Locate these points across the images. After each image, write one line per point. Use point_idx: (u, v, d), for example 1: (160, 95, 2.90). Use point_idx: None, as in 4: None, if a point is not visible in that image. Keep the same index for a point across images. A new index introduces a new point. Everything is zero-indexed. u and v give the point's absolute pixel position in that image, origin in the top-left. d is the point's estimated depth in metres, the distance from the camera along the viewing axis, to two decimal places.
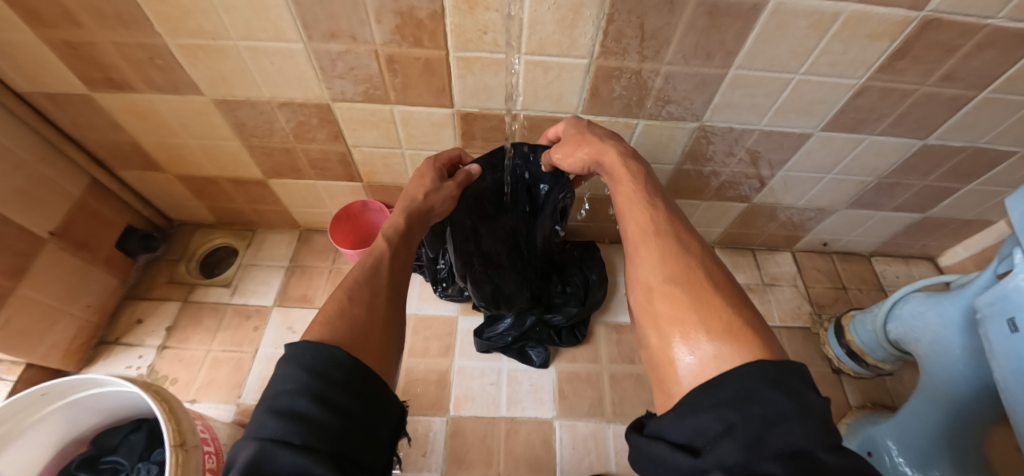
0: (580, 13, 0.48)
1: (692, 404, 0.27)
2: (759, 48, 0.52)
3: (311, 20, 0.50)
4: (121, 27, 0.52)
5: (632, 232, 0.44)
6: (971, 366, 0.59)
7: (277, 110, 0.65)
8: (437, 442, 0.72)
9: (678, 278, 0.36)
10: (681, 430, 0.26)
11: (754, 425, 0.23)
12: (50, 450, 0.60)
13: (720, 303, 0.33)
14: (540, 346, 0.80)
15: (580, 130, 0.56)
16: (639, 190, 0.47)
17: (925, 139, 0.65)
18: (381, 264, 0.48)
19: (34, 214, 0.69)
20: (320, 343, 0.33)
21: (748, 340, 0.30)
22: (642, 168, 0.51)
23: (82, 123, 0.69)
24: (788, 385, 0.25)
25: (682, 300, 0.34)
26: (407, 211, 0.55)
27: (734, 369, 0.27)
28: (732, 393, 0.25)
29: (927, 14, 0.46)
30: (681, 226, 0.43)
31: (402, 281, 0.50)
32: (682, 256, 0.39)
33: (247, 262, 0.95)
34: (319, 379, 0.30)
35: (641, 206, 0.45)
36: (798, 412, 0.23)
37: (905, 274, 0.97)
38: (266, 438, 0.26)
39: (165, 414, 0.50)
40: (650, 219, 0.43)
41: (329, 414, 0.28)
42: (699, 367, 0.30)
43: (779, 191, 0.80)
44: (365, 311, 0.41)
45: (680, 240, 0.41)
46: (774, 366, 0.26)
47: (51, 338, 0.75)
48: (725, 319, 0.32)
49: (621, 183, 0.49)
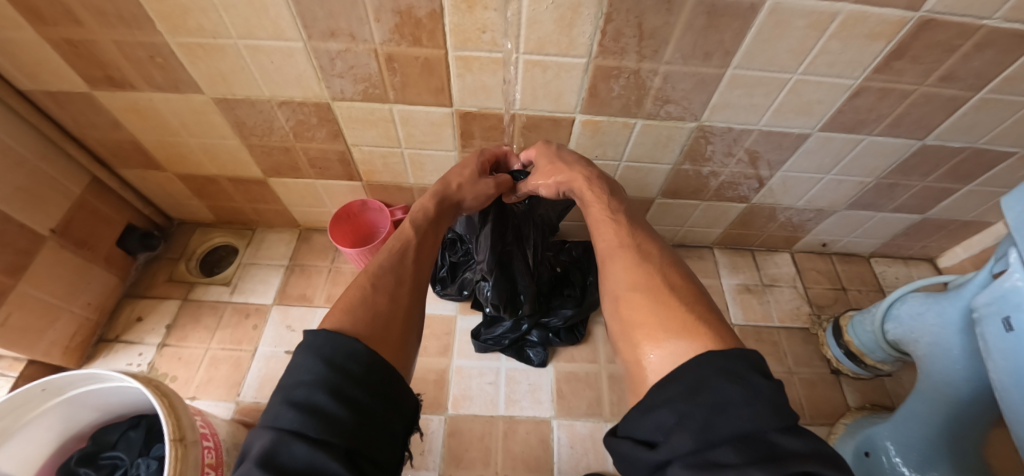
0: (578, 13, 0.48)
1: (650, 400, 0.28)
2: (757, 48, 0.52)
3: (310, 19, 0.50)
4: (122, 26, 0.52)
5: (602, 247, 0.46)
6: (970, 367, 0.59)
7: (277, 109, 0.65)
8: (435, 440, 0.72)
9: (639, 283, 0.38)
10: (643, 427, 0.27)
11: (704, 413, 0.24)
12: (51, 445, 0.60)
13: (678, 303, 0.35)
14: (539, 346, 0.80)
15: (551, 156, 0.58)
16: (605, 208, 0.50)
17: (924, 139, 0.65)
18: (407, 251, 0.49)
19: (35, 212, 0.70)
20: (341, 333, 0.33)
21: (702, 334, 0.31)
22: (609, 186, 0.54)
23: (83, 121, 0.69)
24: (737, 371, 0.26)
25: (644, 303, 0.36)
26: (438, 195, 0.57)
27: (689, 361, 0.28)
28: (685, 385, 0.26)
29: (924, 15, 0.46)
30: (645, 238, 0.45)
31: (426, 269, 0.50)
32: (644, 263, 0.40)
33: (247, 261, 0.95)
34: (337, 373, 0.30)
35: (607, 224, 0.47)
36: (746, 397, 0.24)
37: (905, 275, 0.97)
38: (282, 429, 0.27)
39: (166, 409, 0.50)
40: (616, 232, 0.45)
41: (344, 410, 0.28)
42: (660, 364, 0.31)
43: (778, 192, 0.80)
44: (387, 301, 0.41)
45: (642, 250, 0.42)
46: (725, 354, 0.27)
47: (51, 335, 0.75)
48: (681, 317, 0.33)
49: (590, 205, 0.52)
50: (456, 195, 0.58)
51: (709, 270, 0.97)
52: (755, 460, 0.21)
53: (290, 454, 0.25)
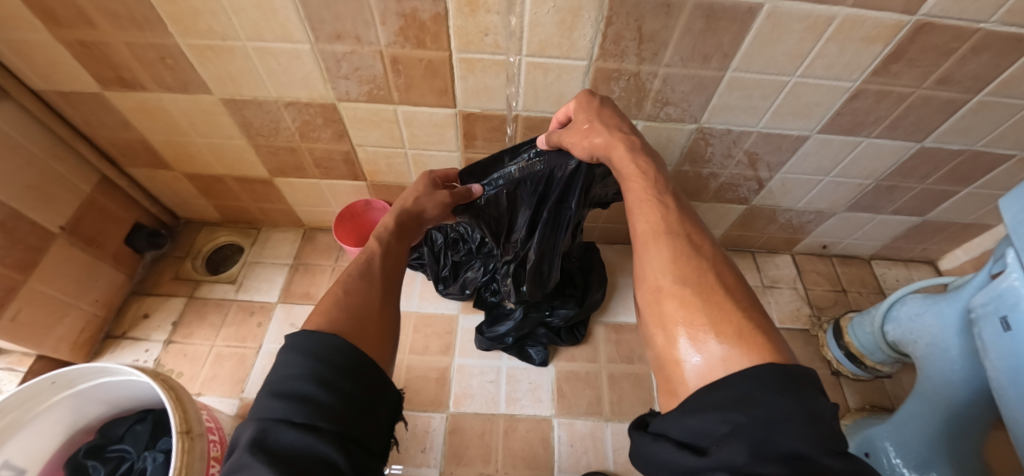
0: (579, 16, 0.49)
1: (696, 403, 0.26)
2: (756, 51, 0.53)
3: (317, 22, 0.51)
4: (133, 27, 0.53)
5: (639, 231, 0.40)
6: (968, 368, 0.59)
7: (283, 109, 0.67)
8: (436, 438, 0.72)
9: (690, 279, 0.33)
10: (686, 429, 0.26)
11: (759, 426, 0.22)
12: (58, 439, 0.61)
13: (732, 306, 0.31)
14: (540, 345, 0.80)
15: (590, 114, 0.50)
16: (650, 187, 0.42)
17: (922, 142, 0.66)
18: (373, 260, 0.48)
19: (45, 209, 0.71)
20: (321, 330, 0.33)
21: (759, 345, 0.28)
22: (653, 158, 0.46)
23: (93, 121, 0.71)
24: (798, 390, 0.24)
25: (692, 302, 0.32)
26: (398, 212, 0.56)
27: (742, 370, 0.26)
28: (736, 394, 0.24)
29: (919, 18, 0.47)
30: (694, 228, 0.39)
31: (395, 271, 0.50)
32: (694, 258, 0.35)
33: (252, 260, 0.96)
34: (323, 365, 0.31)
35: (651, 205, 0.41)
36: (804, 415, 0.22)
37: (905, 278, 0.97)
38: (269, 418, 0.28)
39: (173, 402, 0.51)
40: (661, 217, 0.39)
41: (332, 396, 0.29)
42: (705, 368, 0.28)
43: (778, 193, 0.81)
44: (361, 300, 0.41)
45: (692, 242, 0.37)
46: (784, 367, 0.25)
47: (59, 331, 0.77)
48: (736, 323, 0.29)
49: (630, 181, 0.44)
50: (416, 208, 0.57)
51: None
52: None
53: (278, 441, 0.26)
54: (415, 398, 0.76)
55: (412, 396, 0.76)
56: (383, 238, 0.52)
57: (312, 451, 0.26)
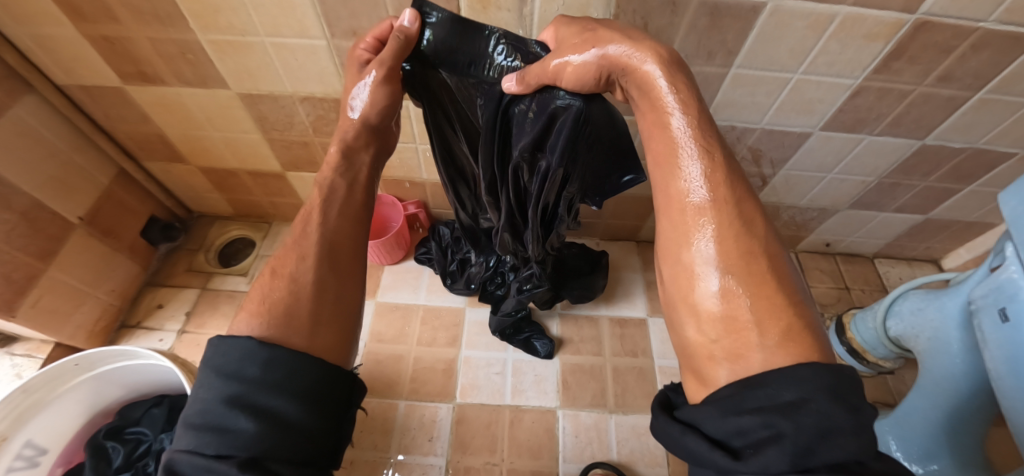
0: (587, 13, 0.50)
1: (736, 403, 0.27)
2: (759, 48, 0.54)
3: (334, 18, 0.53)
4: (156, 23, 0.55)
5: (673, 192, 0.36)
6: (970, 361, 0.60)
7: (298, 104, 0.69)
8: (443, 428, 0.74)
9: (738, 268, 0.32)
10: (720, 427, 0.27)
11: (806, 437, 0.23)
12: (80, 420, 0.63)
13: (782, 301, 0.31)
14: (545, 337, 0.81)
15: (584, 31, 0.40)
16: (690, 127, 0.37)
17: (924, 139, 0.67)
18: (312, 214, 0.43)
19: (66, 200, 0.73)
20: (232, 337, 0.32)
21: (806, 345, 0.29)
22: (686, 83, 0.37)
23: (113, 115, 0.73)
24: (844, 395, 0.25)
25: (737, 295, 0.32)
26: (346, 133, 0.46)
27: (786, 371, 0.26)
28: (782, 399, 0.25)
29: (919, 17, 0.48)
30: (747, 194, 0.36)
31: (338, 229, 0.43)
32: (743, 236, 0.34)
33: (263, 253, 0.98)
34: (233, 381, 0.30)
35: (690, 154, 0.36)
36: (855, 428, 0.24)
37: (908, 276, 0.98)
38: (187, 446, 0.29)
39: (192, 384, 0.53)
40: (703, 176, 0.35)
41: (240, 420, 0.28)
42: (743, 367, 0.30)
43: (782, 190, 0.82)
44: (286, 286, 0.37)
45: (742, 212, 0.35)
46: (835, 375, 0.26)
47: (77, 319, 0.79)
48: (785, 322, 0.30)
49: (661, 113, 0.37)
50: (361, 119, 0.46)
51: None
52: None
53: (182, 469, 0.27)
54: (423, 388, 0.78)
55: (420, 386, 0.78)
56: (328, 182, 0.44)
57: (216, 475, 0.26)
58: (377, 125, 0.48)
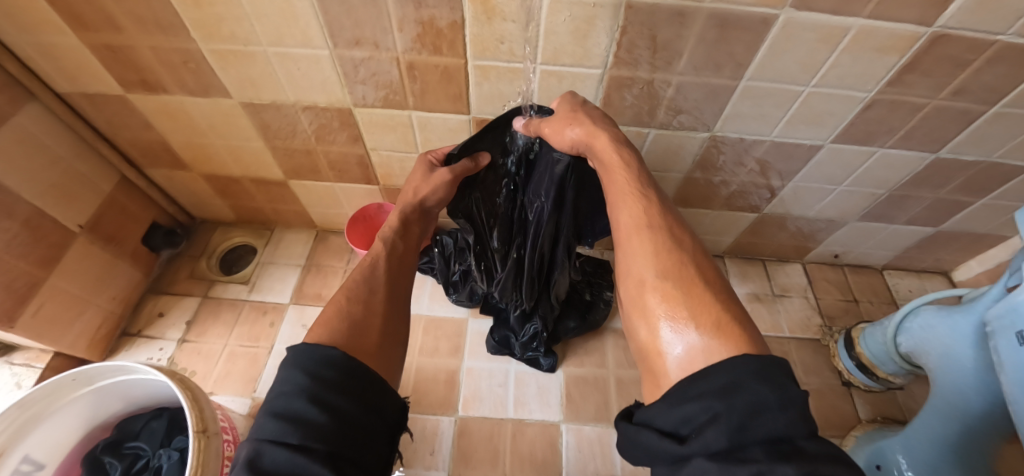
0: (593, 24, 0.49)
1: (682, 393, 0.29)
2: (769, 61, 0.53)
3: (337, 28, 0.53)
4: (159, 32, 0.55)
5: (624, 225, 0.44)
6: (983, 381, 0.58)
7: (300, 113, 0.68)
8: (444, 441, 0.73)
9: (670, 273, 0.38)
10: (670, 418, 0.29)
11: (739, 414, 0.25)
12: (78, 433, 0.63)
13: (709, 298, 0.35)
14: (549, 352, 0.79)
15: (573, 105, 0.52)
16: (633, 178, 0.46)
17: (937, 152, 0.65)
18: (378, 263, 0.52)
19: (67, 207, 0.73)
20: (317, 345, 0.36)
21: (735, 334, 0.32)
22: (632, 153, 0.48)
23: (116, 122, 0.72)
24: (773, 375, 0.27)
25: (672, 296, 0.36)
26: (403, 209, 0.60)
27: (722, 362, 0.29)
28: (719, 384, 0.27)
29: (935, 30, 0.47)
30: (676, 221, 0.43)
31: (399, 277, 0.52)
32: (675, 251, 0.39)
33: (265, 260, 0.97)
34: (315, 381, 0.32)
35: (634, 197, 0.44)
36: (780, 403, 0.26)
37: (918, 288, 0.96)
38: (265, 438, 0.29)
39: (190, 402, 0.53)
40: (643, 211, 0.43)
41: (325, 415, 0.30)
42: (686, 358, 0.32)
43: (790, 202, 0.80)
44: (361, 309, 0.43)
45: (673, 236, 0.41)
46: (761, 359, 0.28)
47: (78, 327, 0.78)
48: (714, 315, 0.33)
49: (613, 172, 0.47)
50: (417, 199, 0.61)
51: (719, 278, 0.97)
52: (784, 457, 0.23)
53: (267, 463, 0.28)
54: (424, 400, 0.77)
55: (422, 397, 0.77)
56: (389, 239, 0.56)
57: (299, 467, 0.27)
58: (428, 207, 0.62)
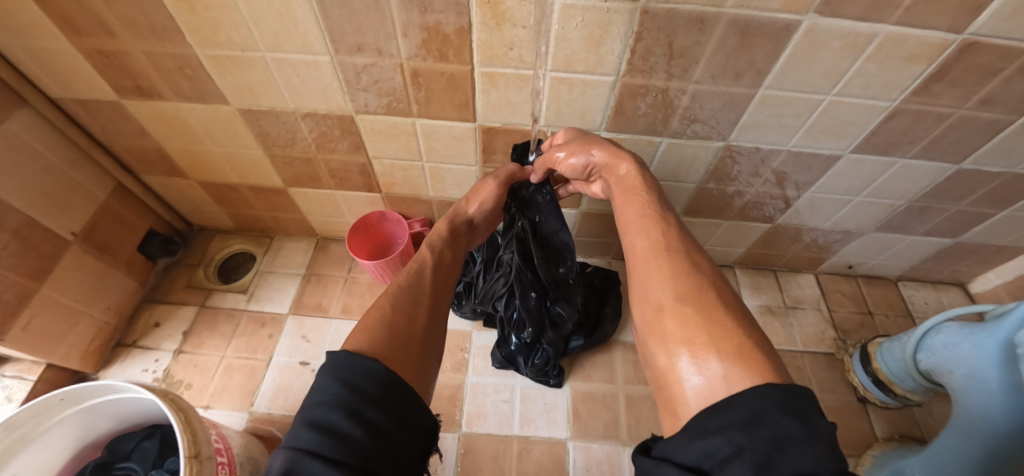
0: (607, 31, 0.47)
1: (702, 426, 0.26)
2: (790, 68, 0.51)
3: (338, 34, 0.50)
4: (153, 37, 0.52)
5: (641, 247, 0.44)
6: (1010, 403, 0.55)
7: (300, 120, 0.66)
8: (448, 459, 0.71)
9: (689, 297, 0.37)
10: (690, 453, 0.26)
11: (764, 449, 0.22)
12: (67, 453, 0.61)
13: (730, 322, 0.34)
14: (557, 366, 0.77)
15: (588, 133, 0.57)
16: (652, 205, 0.48)
17: (960, 163, 0.63)
18: (424, 271, 0.50)
19: (60, 216, 0.70)
20: (358, 354, 0.34)
21: (758, 363, 0.30)
22: (650, 182, 0.51)
23: (110, 128, 0.70)
24: (800, 409, 0.25)
25: (693, 320, 0.35)
26: (450, 219, 0.60)
27: (743, 392, 0.27)
28: (739, 416, 0.25)
29: (966, 37, 0.44)
30: (692, 246, 0.43)
31: (444, 288, 0.51)
32: (693, 274, 0.39)
33: (264, 269, 0.95)
34: (353, 393, 0.31)
35: (653, 222, 0.46)
36: (807, 436, 0.23)
37: (934, 300, 0.94)
38: (299, 448, 0.28)
39: (182, 424, 0.50)
40: (660, 235, 0.44)
41: (362, 431, 0.28)
42: (707, 388, 0.30)
43: (805, 213, 0.78)
44: (405, 319, 0.42)
45: (691, 259, 0.41)
46: (784, 389, 0.26)
47: (71, 339, 0.76)
48: (735, 340, 0.32)
49: (633, 196, 0.50)
50: (466, 210, 0.61)
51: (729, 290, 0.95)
52: None
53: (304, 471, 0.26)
54: None
55: None
56: (436, 247, 0.55)
57: None
58: (474, 224, 0.62)
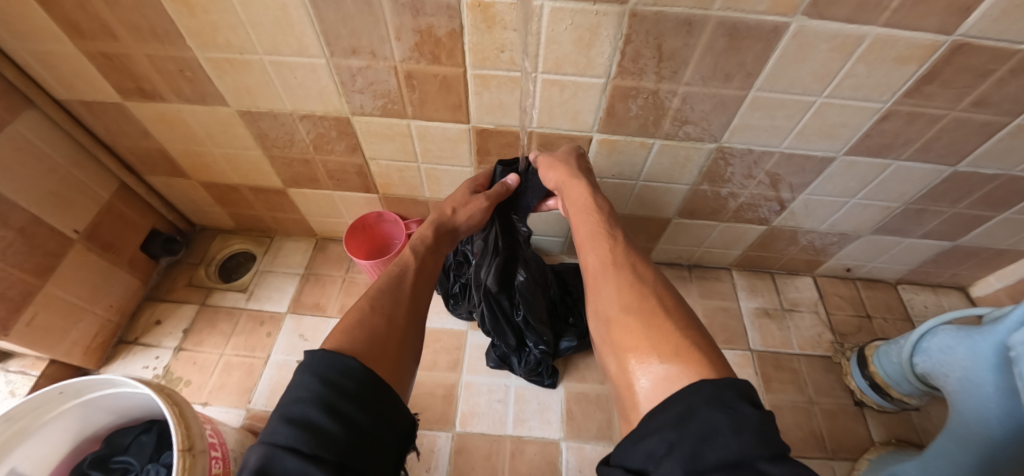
0: (597, 34, 0.48)
1: (642, 428, 0.27)
2: (780, 70, 0.51)
3: (334, 37, 0.51)
4: (154, 41, 0.54)
5: (593, 263, 0.47)
6: (1005, 407, 0.53)
7: (298, 122, 0.67)
8: (441, 458, 0.71)
9: (633, 307, 0.38)
10: (635, 455, 0.27)
11: (692, 443, 0.23)
12: (66, 446, 0.62)
13: (670, 326, 0.35)
14: (552, 367, 0.78)
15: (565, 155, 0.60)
16: (601, 223, 0.52)
17: (955, 166, 0.63)
18: (406, 275, 0.51)
19: (64, 215, 0.72)
20: (337, 352, 0.35)
21: (694, 359, 0.30)
22: (602, 200, 0.55)
23: (114, 129, 0.72)
24: (728, 400, 0.25)
25: (637, 328, 0.36)
26: (436, 223, 0.62)
27: (680, 390, 0.27)
28: (674, 415, 0.26)
29: (956, 39, 0.44)
30: (638, 258, 0.46)
31: (423, 293, 0.51)
32: (636, 285, 0.41)
33: (264, 268, 0.97)
34: (332, 389, 0.31)
35: (603, 240, 0.49)
36: (733, 426, 0.23)
37: (934, 304, 0.93)
38: (277, 444, 0.28)
39: (176, 418, 0.51)
40: (609, 251, 0.47)
41: (339, 427, 0.29)
42: (651, 389, 0.31)
43: (800, 215, 0.78)
44: (384, 322, 0.42)
45: (636, 271, 0.43)
46: (713, 381, 0.26)
47: (73, 336, 0.78)
48: (674, 342, 0.33)
49: (585, 217, 0.53)
50: (451, 219, 0.63)
51: (726, 292, 0.95)
52: None
53: (276, 469, 0.26)
54: (422, 415, 0.75)
55: (418, 413, 0.75)
56: (420, 252, 0.56)
57: None
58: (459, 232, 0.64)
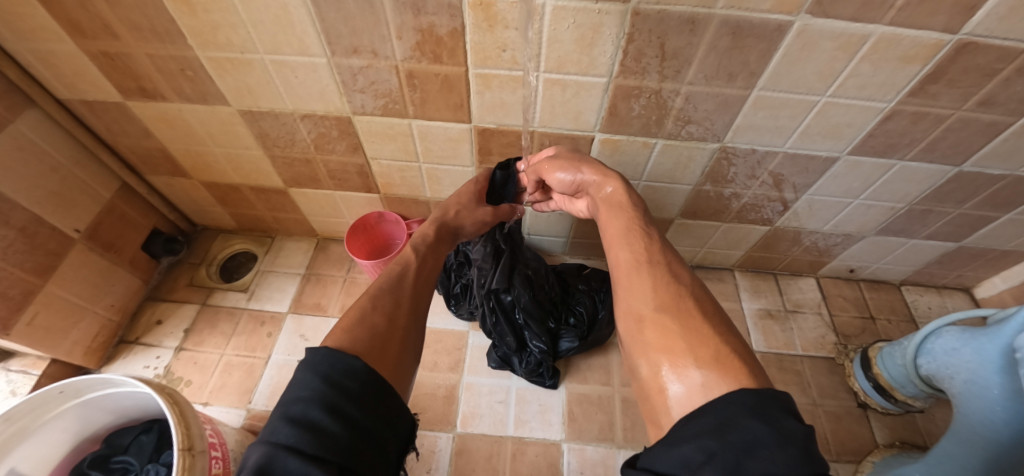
0: (599, 32, 0.47)
1: (676, 435, 0.27)
2: (784, 69, 0.50)
3: (334, 36, 0.51)
4: (155, 39, 0.54)
5: (624, 259, 0.45)
6: (1011, 410, 0.53)
7: (298, 121, 0.67)
8: (441, 459, 0.71)
9: (668, 306, 0.38)
10: (666, 461, 0.26)
11: (733, 453, 0.23)
12: (66, 446, 0.62)
13: (708, 331, 0.35)
14: (552, 368, 0.77)
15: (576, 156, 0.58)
16: (637, 219, 0.49)
17: (960, 166, 0.62)
18: (406, 273, 0.51)
19: (66, 214, 0.72)
20: (339, 351, 0.34)
21: (734, 368, 0.31)
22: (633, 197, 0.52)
23: (115, 129, 0.72)
24: (768, 413, 0.25)
25: (672, 329, 0.36)
26: (438, 221, 0.61)
27: (720, 397, 0.28)
28: (711, 424, 0.26)
29: (961, 38, 0.44)
30: (673, 257, 0.44)
31: (423, 293, 0.51)
32: (672, 284, 0.40)
33: (265, 268, 0.96)
34: (333, 389, 0.31)
35: (638, 236, 0.46)
36: (777, 439, 0.23)
37: (938, 305, 0.92)
38: (278, 444, 0.28)
39: (176, 418, 0.51)
40: (644, 247, 0.45)
41: (340, 426, 0.29)
42: (686, 395, 0.31)
43: (803, 215, 0.78)
44: (384, 321, 0.42)
45: (671, 269, 0.42)
46: (756, 393, 0.27)
47: (74, 336, 0.78)
48: (713, 348, 0.33)
49: (619, 212, 0.50)
50: (453, 219, 0.63)
51: (728, 293, 0.95)
52: None
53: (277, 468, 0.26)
54: (422, 416, 0.75)
55: (419, 413, 0.75)
56: (420, 248, 0.56)
57: None
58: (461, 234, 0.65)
